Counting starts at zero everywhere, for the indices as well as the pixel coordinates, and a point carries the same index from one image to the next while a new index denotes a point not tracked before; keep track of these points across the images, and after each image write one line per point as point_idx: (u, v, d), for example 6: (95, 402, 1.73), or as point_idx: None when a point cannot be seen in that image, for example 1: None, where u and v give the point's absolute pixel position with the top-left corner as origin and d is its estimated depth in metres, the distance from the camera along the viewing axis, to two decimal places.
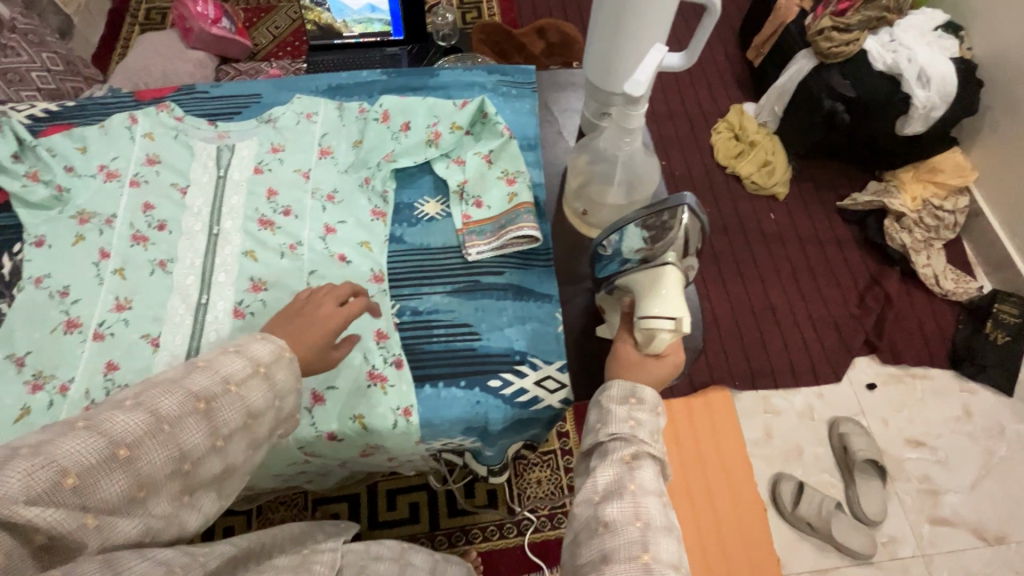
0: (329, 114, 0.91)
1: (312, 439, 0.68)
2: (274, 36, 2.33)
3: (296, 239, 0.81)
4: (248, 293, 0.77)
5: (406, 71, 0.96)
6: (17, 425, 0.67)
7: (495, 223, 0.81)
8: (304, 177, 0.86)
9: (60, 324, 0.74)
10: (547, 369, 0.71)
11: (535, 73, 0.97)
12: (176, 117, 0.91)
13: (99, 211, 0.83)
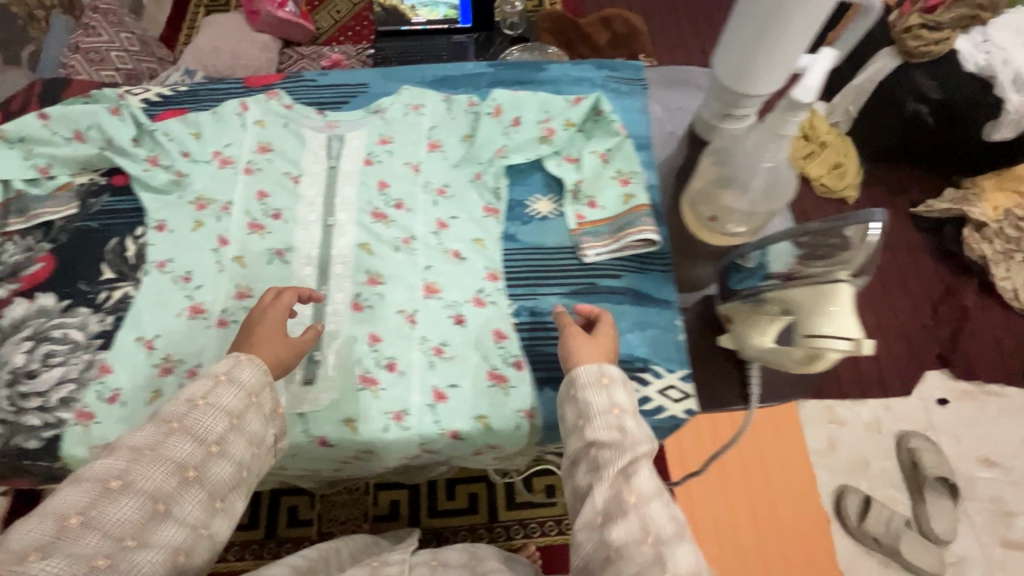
0: (436, 106, 0.90)
1: (435, 438, 0.68)
2: (336, 19, 2.24)
3: (409, 233, 0.81)
4: (365, 285, 0.77)
5: (514, 64, 0.94)
6: (151, 407, 0.69)
7: (612, 225, 0.79)
8: (415, 170, 0.86)
9: (185, 309, 0.75)
10: (671, 378, 0.70)
11: (644, 70, 0.94)
12: (286, 105, 0.91)
13: (216, 198, 0.83)
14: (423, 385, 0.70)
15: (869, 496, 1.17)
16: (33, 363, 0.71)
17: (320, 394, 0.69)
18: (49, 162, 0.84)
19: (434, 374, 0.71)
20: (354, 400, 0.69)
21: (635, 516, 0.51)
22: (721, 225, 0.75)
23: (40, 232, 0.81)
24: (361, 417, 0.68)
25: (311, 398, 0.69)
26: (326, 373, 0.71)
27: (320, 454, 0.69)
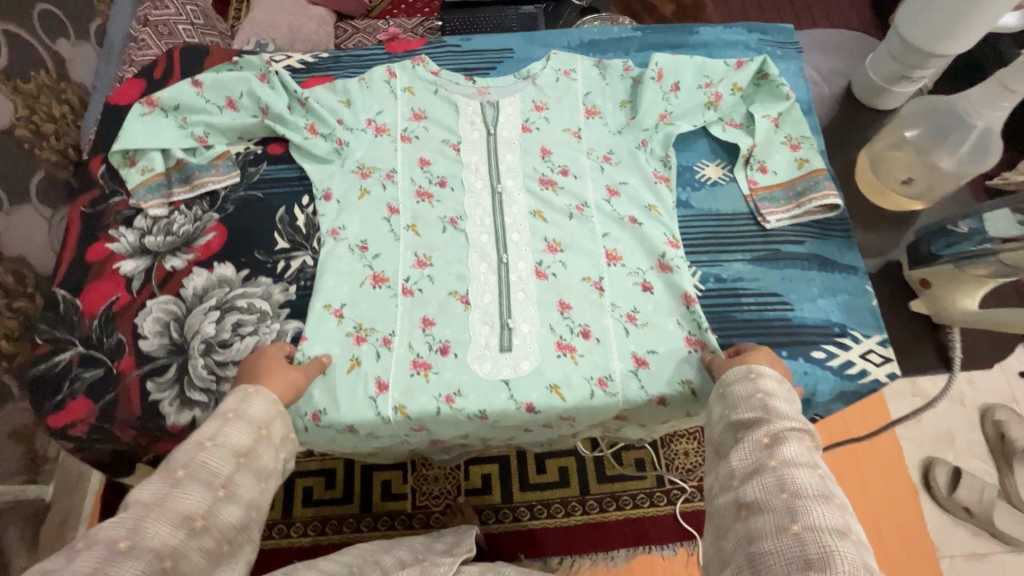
0: (589, 73, 0.87)
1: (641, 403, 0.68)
2: None
3: (580, 199, 0.79)
4: (545, 253, 0.76)
5: (662, 28, 0.92)
6: (352, 375, 0.68)
7: (789, 190, 0.78)
8: (576, 137, 0.83)
9: (367, 278, 0.74)
10: (869, 343, 0.70)
11: (796, 33, 0.92)
12: (433, 70, 0.88)
13: (378, 165, 0.82)
14: (622, 352, 0.70)
15: (958, 468, 1.17)
16: (224, 332, 0.71)
17: (519, 361, 0.69)
18: (206, 131, 0.83)
19: (631, 340, 0.70)
20: (554, 367, 0.69)
21: (782, 508, 0.45)
22: (913, 187, 0.73)
23: (206, 201, 0.80)
24: (565, 382, 0.68)
25: (511, 364, 0.69)
26: (521, 340, 0.70)
27: (519, 421, 0.69)
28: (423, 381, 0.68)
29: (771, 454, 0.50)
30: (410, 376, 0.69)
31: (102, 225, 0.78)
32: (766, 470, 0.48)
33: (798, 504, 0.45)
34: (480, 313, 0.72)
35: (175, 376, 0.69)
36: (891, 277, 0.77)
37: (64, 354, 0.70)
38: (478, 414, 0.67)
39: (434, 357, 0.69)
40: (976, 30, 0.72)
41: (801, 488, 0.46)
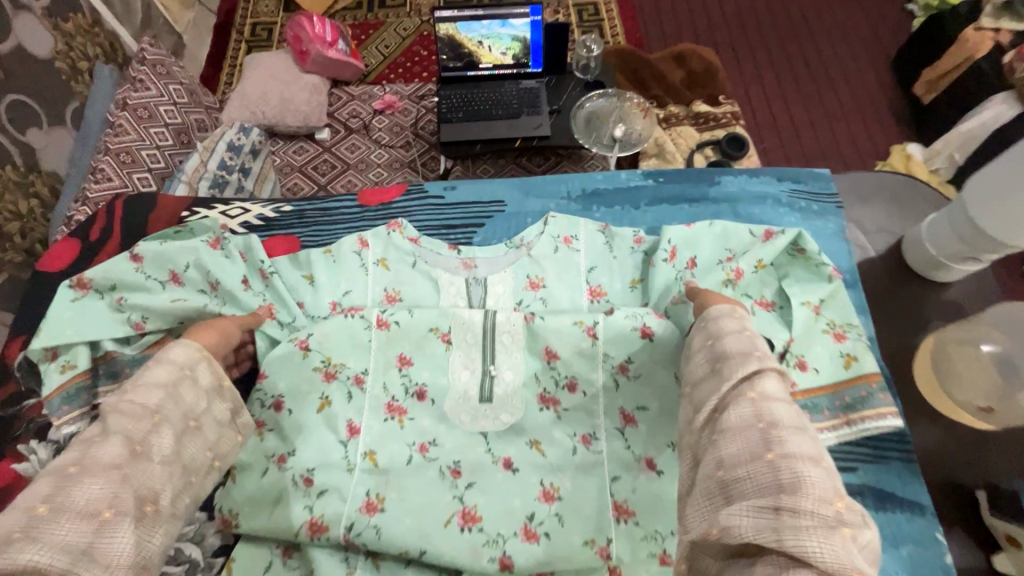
0: (590, 241, 1.16)
1: (633, 459, 1.00)
2: (385, 55, 2.25)
3: (583, 431, 1.02)
4: (526, 526, 0.96)
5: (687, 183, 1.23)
6: (322, 410, 1.02)
7: (836, 392, 0.96)
8: (581, 442, 1.02)
9: (304, 527, 0.95)
10: None
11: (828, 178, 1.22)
12: (409, 237, 1.17)
13: (388, 496, 0.98)
14: (609, 416, 1.03)
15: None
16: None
17: (497, 419, 1.03)
18: (141, 317, 1.01)
19: (619, 399, 1.03)
20: (535, 428, 1.03)
21: (758, 437, 0.68)
22: None
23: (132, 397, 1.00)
24: (546, 439, 1.02)
25: (489, 415, 1.03)
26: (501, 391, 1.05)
27: (505, 490, 0.99)
28: (398, 424, 1.03)
29: (751, 389, 0.74)
30: (386, 420, 1.03)
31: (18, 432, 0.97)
32: (744, 401, 0.73)
33: (772, 436, 0.68)
34: (461, 360, 1.06)
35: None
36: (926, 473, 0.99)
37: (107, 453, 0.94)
38: (452, 467, 1.01)
39: (410, 403, 1.04)
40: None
41: (774, 418, 0.70)
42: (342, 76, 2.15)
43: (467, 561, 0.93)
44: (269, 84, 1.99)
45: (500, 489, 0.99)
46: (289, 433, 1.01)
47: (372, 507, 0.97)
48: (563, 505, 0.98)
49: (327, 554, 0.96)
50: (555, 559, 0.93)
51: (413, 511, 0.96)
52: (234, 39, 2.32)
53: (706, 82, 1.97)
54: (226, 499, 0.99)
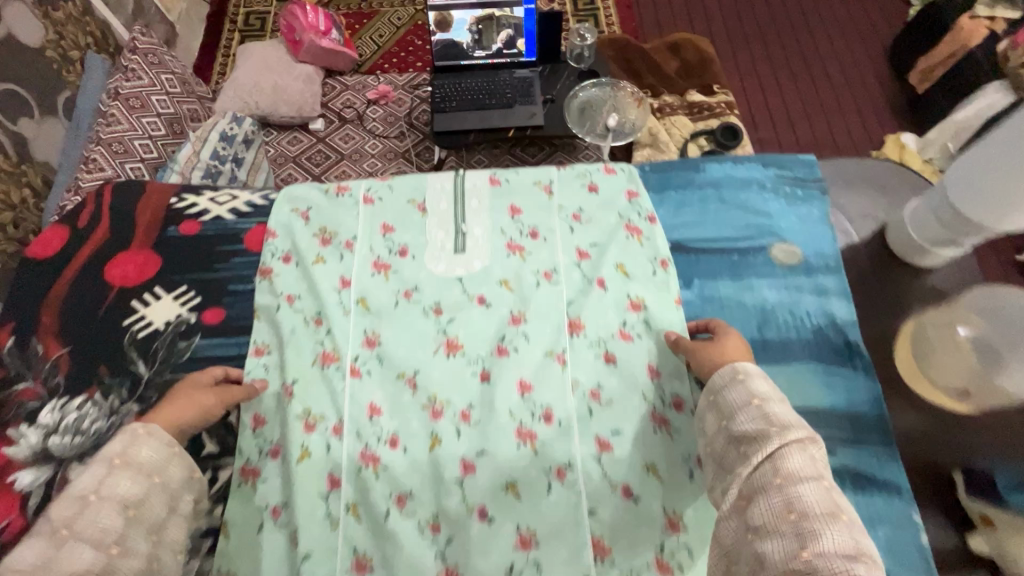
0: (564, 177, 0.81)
1: (585, 283, 0.73)
2: (379, 45, 2.24)
3: (550, 265, 0.75)
4: (495, 354, 0.69)
5: (669, 163, 0.81)
6: (315, 265, 0.74)
7: (833, 329, 0.69)
8: (546, 278, 0.74)
9: (319, 357, 0.69)
10: None
11: (818, 165, 0.80)
12: (362, 197, 0.79)
13: (345, 353, 0.69)
14: (566, 250, 0.76)
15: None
16: None
17: (465, 266, 0.75)
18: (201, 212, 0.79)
19: (573, 238, 0.76)
20: (501, 267, 0.75)
21: (791, 533, 0.45)
22: None
23: (126, 388, 0.68)
24: (515, 276, 0.74)
25: (463, 263, 0.75)
26: (473, 242, 0.76)
27: (479, 331, 0.70)
28: (383, 278, 0.74)
29: (776, 473, 0.50)
30: (372, 275, 0.74)
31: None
32: (773, 491, 0.48)
33: (806, 529, 0.44)
34: (438, 220, 0.78)
35: None
36: None
37: None
38: (432, 306, 0.72)
39: (395, 258, 0.75)
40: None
41: (809, 508, 0.46)
42: (337, 66, 2.13)
43: (461, 402, 0.66)
44: (262, 72, 1.97)
45: (477, 327, 0.71)
46: (305, 280, 0.74)
47: (356, 371, 0.68)
48: (565, 344, 0.70)
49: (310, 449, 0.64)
50: (559, 436, 0.64)
51: (399, 346, 0.69)
52: (227, 28, 2.30)
53: (700, 72, 1.98)
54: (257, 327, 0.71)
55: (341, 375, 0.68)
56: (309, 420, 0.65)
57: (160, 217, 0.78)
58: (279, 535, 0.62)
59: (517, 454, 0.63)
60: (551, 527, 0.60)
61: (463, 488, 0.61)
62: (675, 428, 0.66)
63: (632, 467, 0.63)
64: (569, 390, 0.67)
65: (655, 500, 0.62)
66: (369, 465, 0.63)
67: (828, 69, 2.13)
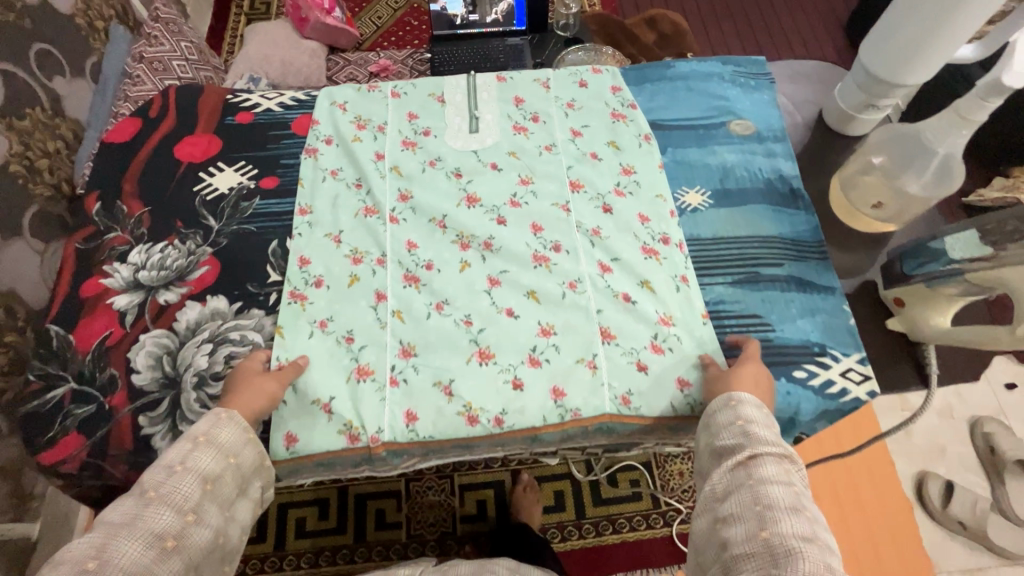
0: (558, 77, 0.96)
1: (579, 153, 0.88)
2: (378, 26, 2.41)
3: (550, 141, 0.90)
4: (509, 204, 0.84)
5: (642, 65, 0.97)
6: (354, 145, 0.88)
7: (785, 184, 0.85)
8: (548, 151, 0.89)
9: (360, 210, 0.83)
10: (848, 361, 0.72)
11: (767, 63, 0.96)
12: (391, 93, 0.94)
13: (384, 207, 0.83)
14: (562, 129, 0.91)
15: (950, 482, 1.35)
16: (217, 365, 0.72)
17: (481, 143, 0.90)
18: None
19: (569, 122, 0.91)
20: (511, 144, 0.90)
21: (755, 519, 0.52)
22: (884, 212, 0.77)
23: (200, 235, 0.81)
24: (523, 150, 0.89)
25: (478, 140, 0.90)
26: (486, 125, 0.91)
27: (497, 187, 0.86)
28: (412, 153, 0.88)
29: (750, 475, 0.56)
30: (402, 151, 0.88)
31: (96, 261, 0.79)
32: (745, 490, 0.55)
33: (768, 514, 0.51)
34: (455, 110, 0.92)
35: (167, 411, 0.69)
36: (866, 297, 0.78)
37: (57, 390, 0.71)
38: (456, 172, 0.87)
39: (420, 138, 0.90)
40: (931, 65, 0.77)
41: (774, 501, 0.53)
42: (339, 43, 2.29)
43: (485, 237, 0.81)
44: (271, 49, 2.10)
45: (495, 186, 0.86)
46: (347, 157, 0.87)
47: (394, 219, 0.82)
48: (572, 195, 0.85)
49: (355, 281, 0.77)
50: (563, 262, 0.79)
51: (430, 199, 0.84)
52: (234, 14, 2.44)
53: (675, 43, 2.16)
54: (302, 191, 0.85)
55: (381, 222, 0.82)
56: (354, 253, 0.79)
57: (220, 110, 0.92)
58: (329, 339, 0.73)
59: (534, 272, 0.78)
60: (566, 320, 0.75)
61: (492, 295, 0.76)
62: (663, 256, 0.79)
63: (627, 281, 0.77)
64: (572, 228, 0.82)
65: (650, 305, 0.75)
66: (412, 284, 0.77)
67: (794, 36, 2.33)
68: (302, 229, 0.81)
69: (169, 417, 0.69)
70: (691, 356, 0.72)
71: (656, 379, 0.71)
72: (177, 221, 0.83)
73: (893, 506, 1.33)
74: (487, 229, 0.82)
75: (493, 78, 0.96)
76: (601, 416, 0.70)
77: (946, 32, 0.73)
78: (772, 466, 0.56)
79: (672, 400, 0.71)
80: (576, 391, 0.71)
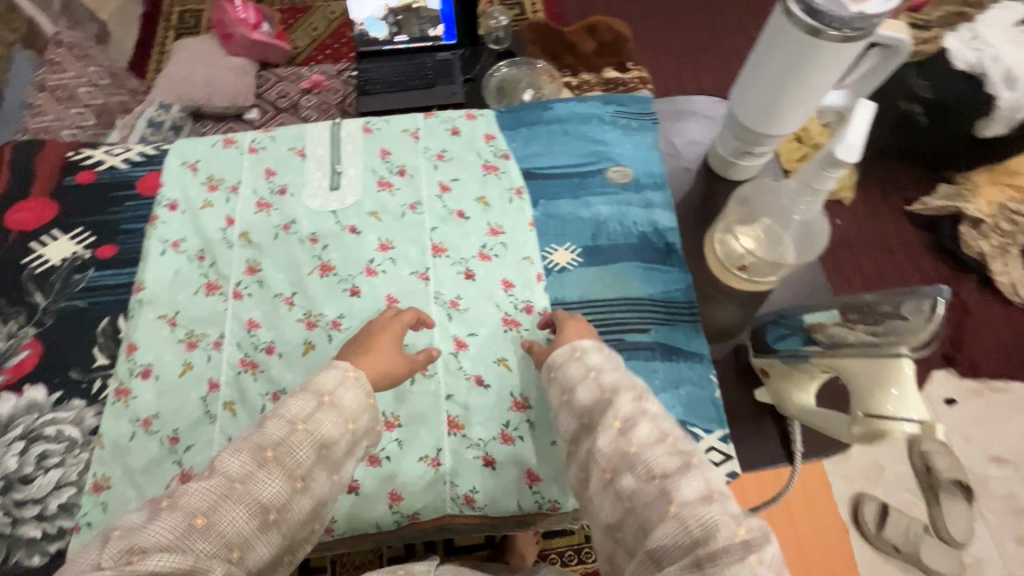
0: (430, 125, 0.89)
1: (445, 212, 0.82)
2: (312, 38, 2.32)
3: (414, 198, 0.83)
4: (364, 273, 0.78)
5: (518, 106, 0.91)
6: (202, 211, 0.82)
7: (659, 237, 0.80)
8: (413, 211, 0.82)
9: (201, 286, 0.77)
10: (709, 439, 0.67)
11: (652, 101, 0.91)
12: (247, 147, 0.87)
13: (229, 282, 0.77)
14: (430, 185, 0.84)
15: (887, 505, 1.21)
16: (27, 466, 0.66)
17: (341, 202, 0.83)
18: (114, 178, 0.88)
19: (437, 176, 0.85)
20: (374, 202, 0.83)
21: None
22: (752, 274, 0.72)
23: (24, 315, 0.75)
24: (385, 209, 0.83)
25: (338, 199, 0.83)
26: (348, 181, 0.85)
27: (355, 253, 0.79)
28: (265, 216, 0.82)
29: None
30: (254, 215, 0.82)
31: None
32: None
33: None
34: (315, 164, 0.86)
35: None
36: (738, 361, 0.74)
37: None
38: (311, 236, 0.80)
39: (275, 198, 0.83)
40: (795, 113, 0.72)
41: None
42: (269, 58, 2.19)
43: (335, 313, 0.75)
44: (192, 65, 1.99)
45: (351, 253, 0.79)
46: (194, 224, 0.81)
47: (236, 294, 0.76)
48: (435, 260, 0.79)
49: (190, 372, 0.71)
50: (418, 340, 0.73)
51: (280, 271, 0.78)
52: (162, 28, 2.33)
53: None
54: (140, 266, 0.78)
55: (221, 300, 0.76)
56: (190, 337, 0.73)
57: (58, 170, 0.85)
58: (153, 441, 0.68)
59: None
60: (412, 408, 0.69)
61: None
62: (524, 328, 0.74)
63: (482, 360, 0.72)
64: (430, 301, 0.76)
65: (503, 389, 0.70)
66: (248, 370, 0.72)
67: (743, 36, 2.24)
68: (134, 312, 0.75)
69: None
70: (542, 446, 0.67)
71: (503, 474, 0.66)
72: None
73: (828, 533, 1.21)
74: (341, 304, 0.76)
75: (359, 127, 0.89)
76: (447, 517, 0.65)
77: (800, 83, 0.68)
78: (647, 427, 0.48)
79: (519, 498, 0.65)
80: (415, 494, 0.65)
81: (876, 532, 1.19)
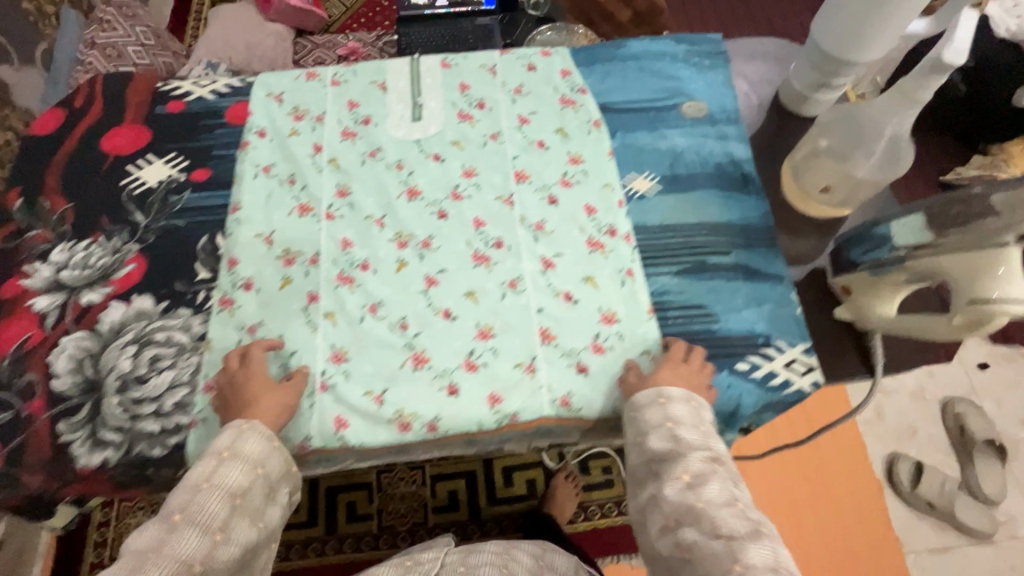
0: (506, 61, 0.91)
1: (525, 142, 0.84)
2: (347, 7, 2.34)
3: (495, 129, 0.86)
4: (451, 198, 0.80)
5: (591, 45, 0.93)
6: (290, 138, 0.84)
7: (736, 167, 0.82)
8: (494, 140, 0.85)
9: (295, 207, 0.80)
10: (793, 352, 0.70)
11: (723, 41, 0.92)
12: (329, 80, 0.89)
13: (320, 203, 0.80)
14: (509, 117, 0.86)
15: (921, 462, 1.29)
16: (140, 368, 0.69)
17: (423, 132, 0.86)
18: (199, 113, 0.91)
19: (516, 109, 0.87)
20: (455, 132, 0.86)
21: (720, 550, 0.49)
22: (833, 195, 0.75)
23: (127, 232, 0.78)
24: (467, 138, 0.85)
25: (421, 129, 0.86)
26: (429, 113, 0.87)
27: (441, 179, 0.82)
28: (351, 144, 0.84)
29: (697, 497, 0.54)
30: (341, 143, 0.84)
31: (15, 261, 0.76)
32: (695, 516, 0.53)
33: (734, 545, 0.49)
34: (396, 97, 0.88)
35: (88, 416, 0.67)
36: (816, 285, 0.77)
37: None
38: (396, 163, 0.83)
39: (359, 128, 0.86)
40: (882, 39, 0.74)
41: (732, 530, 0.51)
42: (306, 25, 2.20)
43: (425, 234, 0.78)
44: (232, 29, 2.01)
45: (436, 179, 0.82)
46: (282, 152, 0.84)
47: (329, 216, 0.79)
48: (518, 187, 0.81)
49: (289, 284, 0.74)
50: (507, 259, 0.76)
51: (369, 195, 0.81)
52: None
53: None
54: (235, 187, 0.81)
55: (315, 220, 0.79)
56: (287, 253, 0.76)
57: (149, 99, 0.88)
58: None
59: (473, 271, 0.75)
60: (505, 320, 0.72)
61: (429, 296, 0.74)
62: (608, 249, 0.76)
63: (570, 277, 0.75)
64: (516, 223, 0.78)
65: (592, 304, 0.73)
66: (345, 284, 0.74)
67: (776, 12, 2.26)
68: (232, 229, 0.78)
69: (89, 423, 0.67)
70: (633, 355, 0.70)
71: (595, 381, 0.69)
72: (101, 220, 0.79)
73: (862, 485, 1.28)
74: (431, 225, 0.78)
75: (437, 63, 0.91)
76: (542, 418, 0.68)
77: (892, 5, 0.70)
78: (717, 488, 0.54)
79: (610, 401, 0.68)
80: (513, 397, 0.68)
81: (909, 488, 1.26)
